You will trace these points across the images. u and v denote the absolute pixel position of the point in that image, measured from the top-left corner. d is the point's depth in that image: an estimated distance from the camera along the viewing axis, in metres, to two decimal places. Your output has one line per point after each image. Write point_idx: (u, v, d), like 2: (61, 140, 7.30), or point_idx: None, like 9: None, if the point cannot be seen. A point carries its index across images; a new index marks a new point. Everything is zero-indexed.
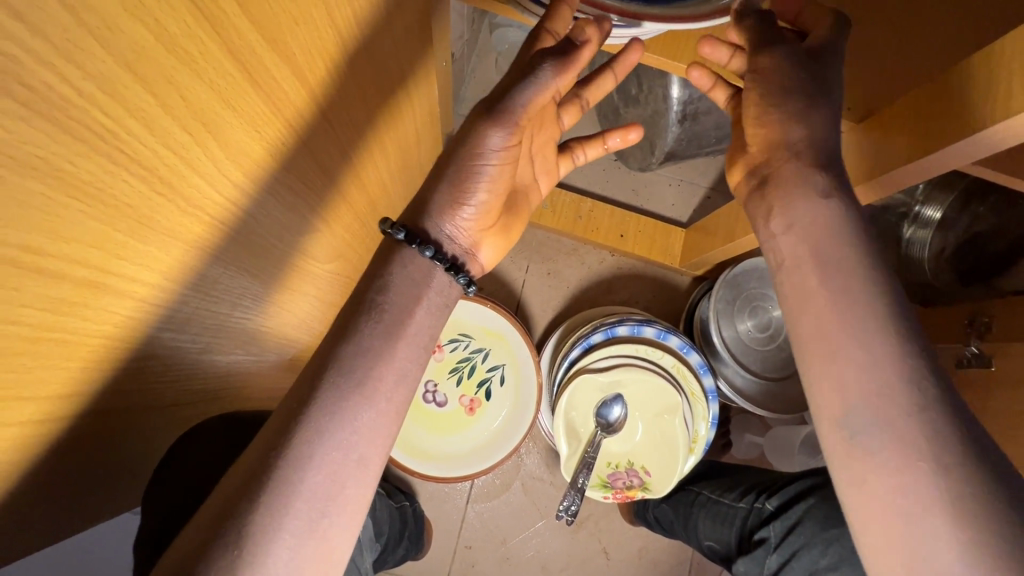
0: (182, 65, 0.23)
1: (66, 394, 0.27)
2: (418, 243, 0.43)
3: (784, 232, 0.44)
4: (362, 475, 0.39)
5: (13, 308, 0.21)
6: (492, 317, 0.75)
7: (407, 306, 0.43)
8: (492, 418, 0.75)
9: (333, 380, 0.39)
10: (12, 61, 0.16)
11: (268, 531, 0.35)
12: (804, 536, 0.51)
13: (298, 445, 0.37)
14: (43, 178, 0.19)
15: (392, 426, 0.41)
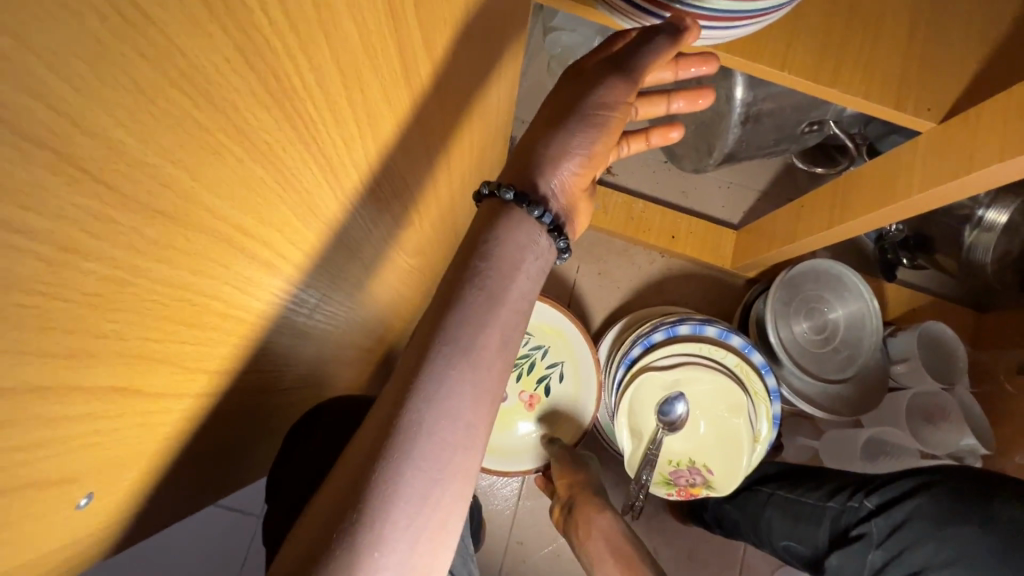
0: (368, 61, 0.25)
1: (227, 370, 0.29)
2: (527, 203, 0.39)
3: (591, 533, 0.70)
4: (472, 447, 0.36)
5: (219, 285, 0.23)
6: (550, 316, 0.75)
7: (509, 269, 0.38)
8: (552, 413, 0.76)
9: (440, 346, 0.36)
10: (273, 54, 0.18)
11: (387, 503, 0.32)
12: (915, 532, 0.53)
13: (411, 413, 0.34)
14: (263, 163, 0.21)
15: (496, 396, 0.37)
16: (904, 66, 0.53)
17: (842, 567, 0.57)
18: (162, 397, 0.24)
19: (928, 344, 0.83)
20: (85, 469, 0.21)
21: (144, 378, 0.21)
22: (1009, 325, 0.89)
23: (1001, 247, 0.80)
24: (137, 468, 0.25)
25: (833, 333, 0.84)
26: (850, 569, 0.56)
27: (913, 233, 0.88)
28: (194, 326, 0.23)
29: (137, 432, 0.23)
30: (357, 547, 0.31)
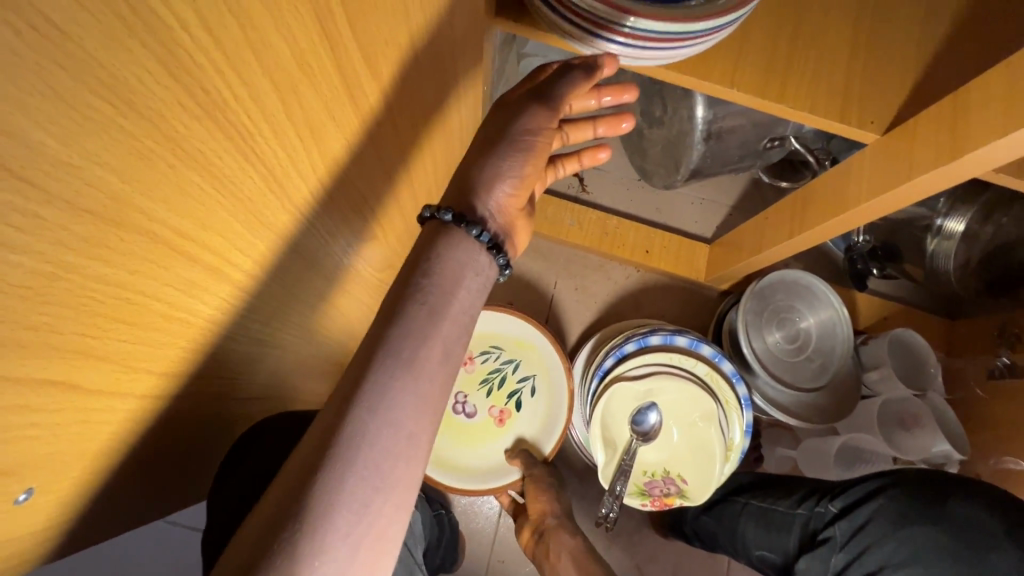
0: (304, 78, 0.27)
1: (177, 373, 0.30)
2: (465, 224, 0.41)
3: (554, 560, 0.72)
4: (413, 459, 0.36)
5: (159, 285, 0.24)
6: (522, 331, 0.77)
7: (452, 283, 0.40)
8: (523, 429, 0.76)
9: (382, 358, 0.36)
10: (199, 68, 0.20)
11: (325, 515, 0.32)
12: (874, 535, 0.55)
13: (352, 424, 0.34)
14: (196, 170, 0.23)
15: (437, 407, 0.38)
16: (844, 83, 0.56)
17: (810, 571, 0.57)
18: (104, 395, 0.25)
19: (900, 349, 0.86)
20: (22, 463, 0.22)
21: (84, 373, 0.23)
22: (979, 331, 0.91)
23: (962, 253, 0.82)
24: (80, 466, 0.26)
25: (805, 342, 0.85)
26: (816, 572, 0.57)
27: (881, 244, 0.91)
28: (135, 325, 0.24)
29: (78, 427, 0.24)
30: (294, 557, 0.31)
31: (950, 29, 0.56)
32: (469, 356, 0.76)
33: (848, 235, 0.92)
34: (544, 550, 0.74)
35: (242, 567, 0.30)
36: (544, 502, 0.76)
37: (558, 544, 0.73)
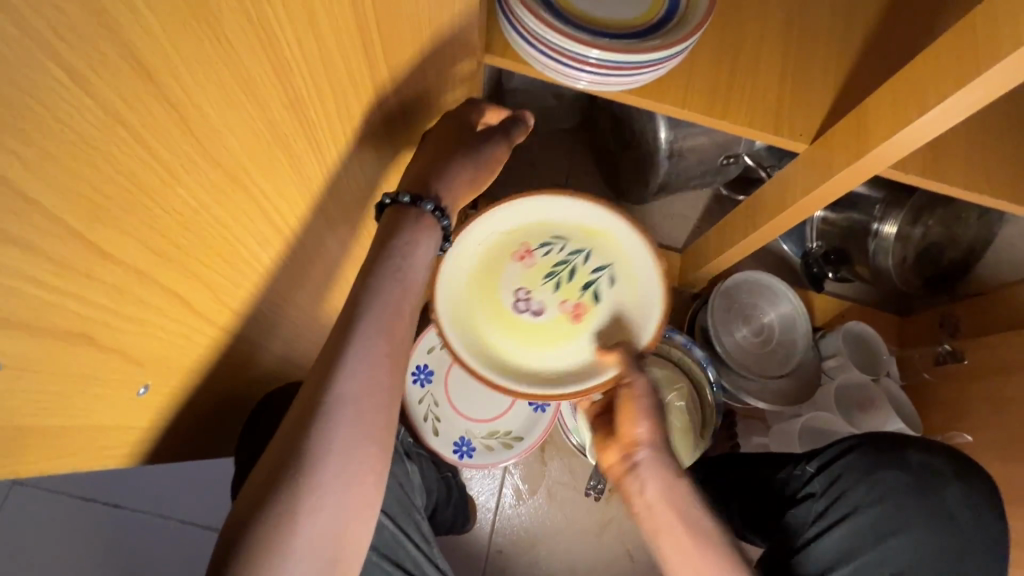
0: (349, 89, 0.36)
1: (240, 315, 0.38)
2: (423, 202, 0.48)
3: (648, 503, 0.55)
4: (388, 409, 0.46)
5: (245, 233, 0.33)
6: (583, 214, 0.59)
7: (411, 265, 0.48)
8: (609, 324, 0.57)
9: (355, 331, 0.45)
10: (290, 75, 0.30)
11: (318, 461, 0.42)
12: (848, 483, 0.63)
13: (334, 387, 0.44)
14: (277, 147, 0.32)
15: (404, 371, 0.47)
16: (776, 104, 0.68)
17: (794, 524, 0.64)
18: (199, 316, 0.33)
19: (854, 339, 0.95)
20: (144, 357, 0.30)
21: (193, 294, 0.31)
22: (925, 324, 1.01)
23: (898, 252, 0.93)
24: (172, 377, 0.34)
25: (769, 335, 0.94)
26: (800, 523, 0.63)
27: (832, 248, 1.01)
28: (227, 261, 0.33)
29: (179, 338, 0.32)
30: (298, 492, 0.41)
31: (857, 63, 0.69)
32: (526, 248, 0.59)
33: (803, 242, 1.05)
34: (637, 484, 0.56)
35: (255, 502, 0.40)
36: (641, 427, 0.56)
37: (649, 477, 0.55)
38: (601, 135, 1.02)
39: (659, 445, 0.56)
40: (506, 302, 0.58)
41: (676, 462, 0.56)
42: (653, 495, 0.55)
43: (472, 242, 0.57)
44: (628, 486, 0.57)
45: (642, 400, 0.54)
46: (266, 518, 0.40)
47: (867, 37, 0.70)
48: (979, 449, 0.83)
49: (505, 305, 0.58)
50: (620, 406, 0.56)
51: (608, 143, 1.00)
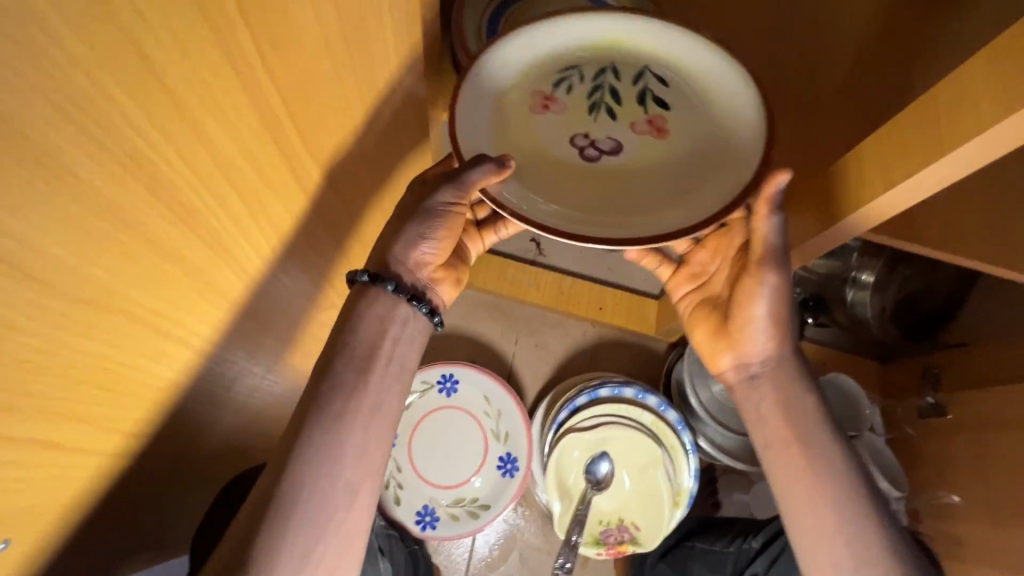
0: (262, 185, 0.33)
1: (140, 432, 0.34)
2: (380, 281, 0.49)
3: (753, 407, 0.52)
4: (350, 498, 0.45)
5: (134, 356, 0.29)
6: (595, 30, 0.50)
7: (374, 342, 0.48)
8: (720, 146, 0.47)
9: (315, 416, 0.45)
10: (176, 189, 0.26)
11: (276, 555, 0.41)
12: (788, 564, 0.57)
13: (291, 477, 0.43)
14: (170, 262, 0.28)
15: (375, 454, 0.46)
16: None
17: None
18: (78, 450, 0.29)
19: (836, 392, 0.93)
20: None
21: (64, 431, 0.27)
22: (907, 373, 0.99)
23: (877, 303, 0.92)
24: (45, 519, 0.29)
25: None
26: None
27: (812, 295, 0.98)
28: (112, 390, 0.29)
29: (52, 479, 0.28)
30: None
31: None
32: (544, 93, 0.49)
33: None
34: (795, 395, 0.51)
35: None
36: (764, 306, 0.50)
37: (779, 393, 0.52)
38: None
39: (788, 358, 0.52)
40: (572, 157, 0.48)
41: (805, 376, 0.52)
42: (764, 407, 0.52)
43: (508, 130, 0.48)
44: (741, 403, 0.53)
45: (765, 297, 0.50)
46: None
47: None
48: (967, 510, 0.80)
49: (569, 159, 0.48)
50: (742, 305, 0.51)
51: None
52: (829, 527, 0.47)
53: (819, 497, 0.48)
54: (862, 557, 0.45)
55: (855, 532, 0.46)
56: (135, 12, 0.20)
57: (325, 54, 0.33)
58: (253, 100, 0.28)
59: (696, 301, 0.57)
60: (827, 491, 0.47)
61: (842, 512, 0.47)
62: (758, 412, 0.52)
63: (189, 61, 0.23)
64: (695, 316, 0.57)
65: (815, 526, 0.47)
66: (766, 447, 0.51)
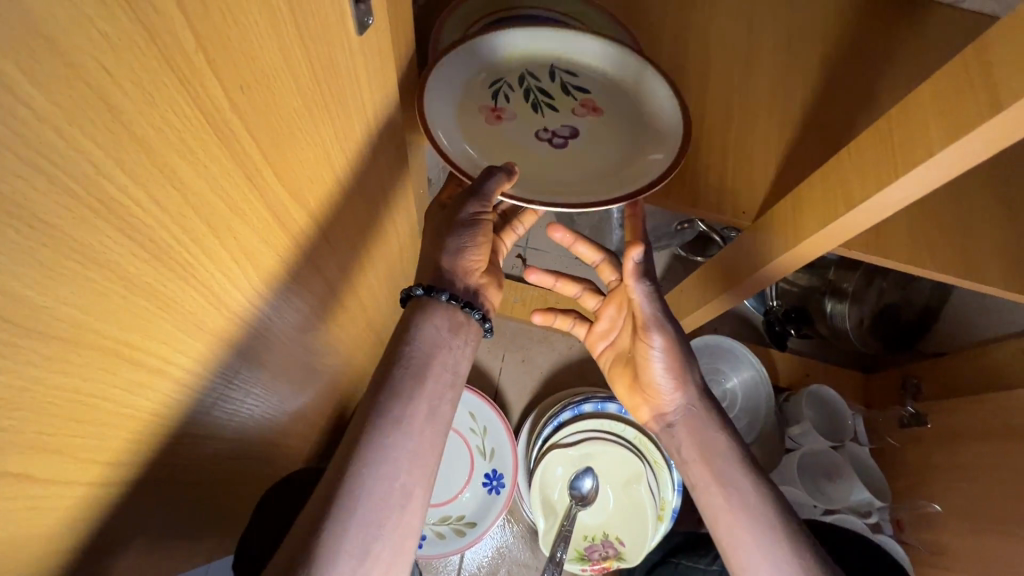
0: (238, 219, 0.34)
1: (122, 463, 0.34)
2: (435, 292, 0.53)
3: (678, 440, 0.62)
4: (407, 500, 0.46)
5: (110, 387, 0.30)
6: (505, 49, 0.59)
7: (429, 352, 0.52)
8: (640, 116, 0.59)
9: (377, 418, 0.47)
10: (149, 227, 0.27)
11: (336, 549, 0.42)
12: None
13: (354, 475, 0.45)
14: (146, 296, 0.29)
15: (428, 458, 0.48)
16: (719, 183, 0.68)
17: None
18: (53, 482, 0.29)
19: (817, 403, 0.94)
20: None
21: (37, 464, 0.28)
22: (887, 383, 1.00)
23: (855, 315, 0.93)
24: (21, 552, 0.30)
25: (732, 400, 0.97)
26: None
27: (793, 307, 1.02)
28: (85, 422, 0.29)
29: (28, 511, 0.28)
30: None
31: (792, 140, 0.70)
32: (489, 106, 0.58)
33: (764, 298, 1.05)
34: (703, 428, 0.61)
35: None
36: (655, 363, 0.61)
37: (694, 428, 0.61)
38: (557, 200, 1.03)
39: (691, 402, 0.62)
40: (545, 147, 0.57)
41: (712, 417, 0.61)
42: (683, 440, 0.62)
43: (479, 137, 0.56)
44: (668, 442, 0.63)
45: (656, 355, 0.60)
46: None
47: (801, 115, 0.71)
48: (947, 519, 0.81)
49: (542, 150, 0.57)
50: (641, 363, 0.62)
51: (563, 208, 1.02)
52: (742, 555, 0.54)
53: (734, 505, 0.56)
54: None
55: (765, 530, 0.54)
56: (97, 64, 0.21)
57: (295, 93, 0.34)
58: (223, 139, 0.30)
59: (612, 357, 0.69)
60: (738, 498, 0.56)
61: (754, 539, 0.54)
62: (681, 443, 0.62)
63: (156, 108, 0.24)
64: (616, 370, 0.68)
65: (736, 530, 0.55)
66: (691, 470, 0.61)
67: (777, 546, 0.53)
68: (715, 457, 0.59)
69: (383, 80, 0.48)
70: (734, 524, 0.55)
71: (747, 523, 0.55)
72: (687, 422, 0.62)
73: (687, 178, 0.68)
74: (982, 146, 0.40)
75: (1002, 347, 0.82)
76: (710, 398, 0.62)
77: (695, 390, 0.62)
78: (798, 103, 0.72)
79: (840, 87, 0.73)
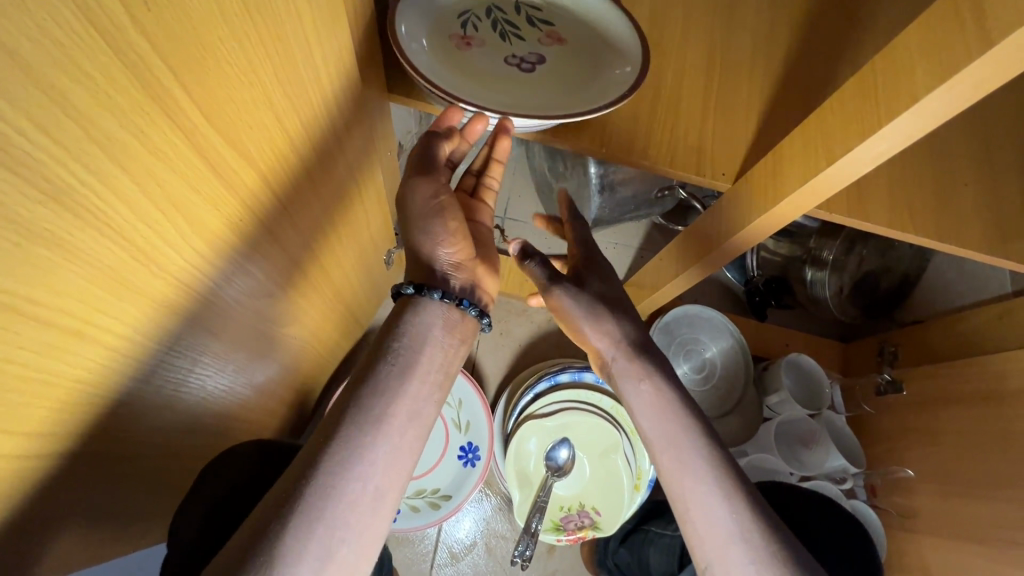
0: (160, 162, 0.31)
1: (44, 433, 0.31)
2: (426, 290, 0.51)
3: (626, 380, 0.60)
4: (378, 506, 0.42)
5: (13, 348, 0.27)
6: None
7: (417, 350, 0.49)
8: (602, 43, 0.60)
9: (354, 416, 0.44)
10: (41, 163, 0.24)
11: (296, 548, 0.38)
12: None
13: (325, 473, 0.41)
14: (47, 246, 0.26)
15: (404, 463, 0.45)
16: (699, 141, 0.66)
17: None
18: None
19: (796, 372, 0.93)
20: None
21: None
22: (864, 351, 1.01)
23: (834, 283, 0.92)
24: None
25: (712, 370, 0.97)
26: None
27: (773, 277, 1.02)
28: None
29: None
30: None
31: (772, 97, 0.68)
32: (458, 34, 0.58)
33: (744, 269, 1.04)
34: (632, 372, 0.60)
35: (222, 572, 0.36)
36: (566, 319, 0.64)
37: (623, 370, 0.61)
38: (536, 169, 1.01)
39: (613, 351, 0.62)
40: (513, 71, 0.57)
41: (646, 364, 0.61)
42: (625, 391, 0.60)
43: (448, 59, 0.55)
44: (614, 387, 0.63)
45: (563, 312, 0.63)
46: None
47: (780, 70, 0.69)
48: (920, 483, 0.82)
49: (511, 73, 0.57)
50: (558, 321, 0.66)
51: (543, 175, 1.00)
52: (682, 502, 0.53)
53: (686, 449, 0.55)
54: (722, 519, 0.51)
55: (717, 474, 0.53)
56: None
57: (217, 17, 0.31)
58: (129, 65, 0.26)
59: None
60: (691, 442, 0.55)
61: (701, 483, 0.53)
62: (627, 390, 0.60)
63: (30, 15, 0.21)
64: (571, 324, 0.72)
65: (683, 474, 0.54)
66: (640, 412, 0.58)
67: (728, 489, 0.52)
68: (655, 402, 0.58)
69: (335, 23, 0.44)
70: (683, 468, 0.54)
71: (698, 468, 0.54)
72: (619, 367, 0.62)
73: (665, 137, 0.65)
74: (973, 87, 0.38)
75: (978, 311, 0.82)
76: (636, 342, 0.62)
77: (619, 335, 0.62)
78: (778, 61, 0.70)
79: (820, 41, 0.71)
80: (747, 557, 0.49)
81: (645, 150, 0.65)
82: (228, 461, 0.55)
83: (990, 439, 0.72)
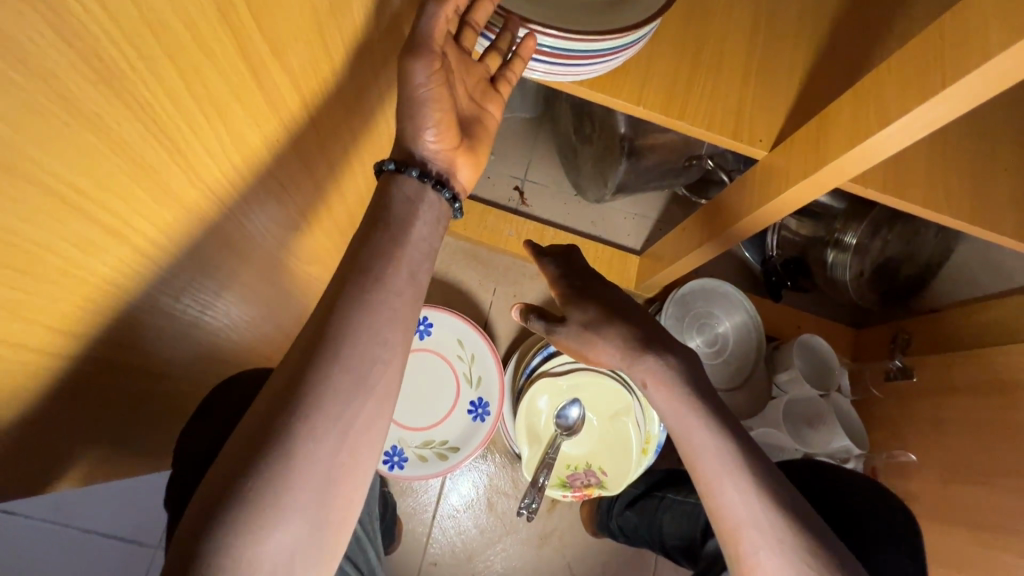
0: (206, 60, 0.30)
1: (75, 332, 0.31)
2: (403, 167, 0.46)
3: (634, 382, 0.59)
4: (390, 353, 0.41)
5: (55, 237, 0.26)
6: None
7: (411, 210, 0.46)
8: None
9: (355, 272, 0.42)
10: (97, 40, 0.23)
11: (313, 402, 0.37)
12: None
13: (332, 326, 0.39)
14: (96, 133, 0.25)
15: (410, 314, 0.43)
16: (738, 102, 0.64)
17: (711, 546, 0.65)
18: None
19: (808, 353, 0.93)
20: None
21: None
22: (877, 338, 1.00)
23: (856, 265, 0.92)
24: None
25: (723, 345, 0.96)
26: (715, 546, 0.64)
27: (792, 257, 1.01)
28: (26, 273, 0.26)
29: None
30: (290, 437, 0.35)
31: (817, 62, 0.66)
32: None
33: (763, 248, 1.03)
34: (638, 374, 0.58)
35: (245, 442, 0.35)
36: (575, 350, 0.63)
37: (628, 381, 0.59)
38: (562, 132, 1.00)
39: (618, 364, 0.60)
40: None
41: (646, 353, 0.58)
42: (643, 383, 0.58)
43: None
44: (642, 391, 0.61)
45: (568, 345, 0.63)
46: (248, 491, 0.33)
47: (828, 34, 0.67)
48: (922, 468, 0.82)
49: None
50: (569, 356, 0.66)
51: (568, 137, 0.98)
52: (704, 484, 0.53)
53: (705, 432, 0.54)
54: (743, 500, 0.51)
55: (737, 456, 0.53)
56: None
57: None
58: None
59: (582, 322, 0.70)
60: (711, 425, 0.54)
61: (722, 464, 0.52)
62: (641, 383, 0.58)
63: None
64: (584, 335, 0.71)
65: (702, 457, 0.53)
66: (657, 394, 0.57)
67: (748, 472, 0.52)
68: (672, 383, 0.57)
69: None
70: (703, 450, 0.53)
71: (719, 452, 0.53)
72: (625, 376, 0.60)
73: (704, 96, 0.64)
74: None
75: (999, 303, 0.82)
76: (631, 343, 0.59)
77: (613, 347, 0.59)
78: (827, 23, 0.67)
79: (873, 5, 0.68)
80: (763, 539, 0.49)
81: (683, 108, 0.63)
82: (239, 389, 0.54)
83: (998, 428, 0.72)
